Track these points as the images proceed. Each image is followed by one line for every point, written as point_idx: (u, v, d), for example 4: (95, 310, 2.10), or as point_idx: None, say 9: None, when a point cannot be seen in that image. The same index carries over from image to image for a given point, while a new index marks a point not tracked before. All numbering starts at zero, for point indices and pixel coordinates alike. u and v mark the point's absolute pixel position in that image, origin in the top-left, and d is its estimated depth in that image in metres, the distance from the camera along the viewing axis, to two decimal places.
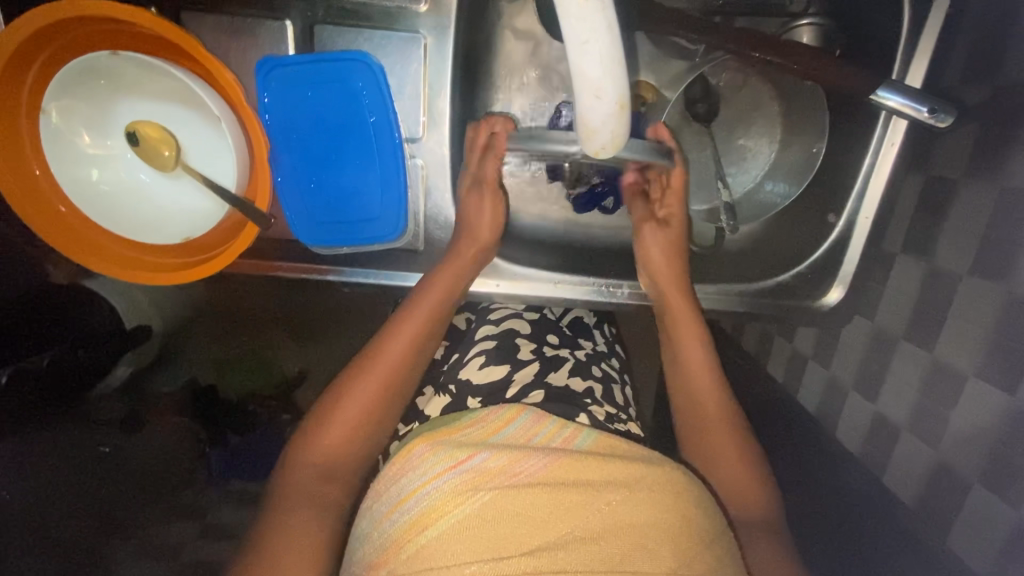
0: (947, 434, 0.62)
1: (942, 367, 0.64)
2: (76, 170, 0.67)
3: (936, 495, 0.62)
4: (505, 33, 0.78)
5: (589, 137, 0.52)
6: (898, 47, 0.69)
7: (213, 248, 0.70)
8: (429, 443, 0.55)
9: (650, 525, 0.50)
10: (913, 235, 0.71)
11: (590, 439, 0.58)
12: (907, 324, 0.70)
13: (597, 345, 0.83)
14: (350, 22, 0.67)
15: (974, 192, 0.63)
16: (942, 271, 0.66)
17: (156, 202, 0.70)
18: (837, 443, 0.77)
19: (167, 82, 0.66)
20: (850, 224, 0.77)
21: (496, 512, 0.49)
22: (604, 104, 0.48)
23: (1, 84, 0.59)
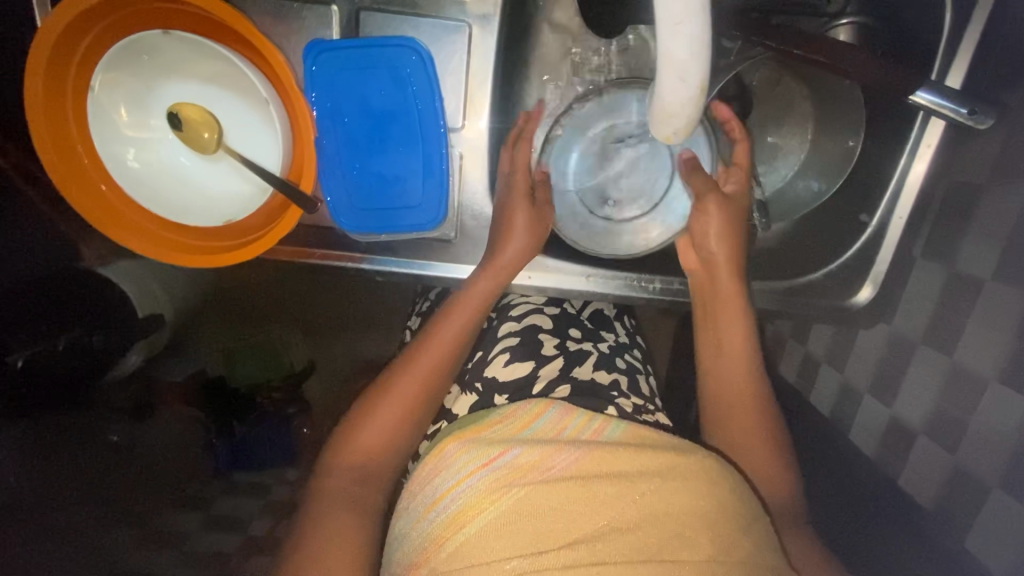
0: (966, 438, 0.62)
1: (962, 371, 0.64)
2: (117, 149, 0.66)
3: (952, 499, 0.62)
4: (543, 25, 0.74)
5: (665, 119, 0.51)
6: (937, 48, 0.69)
7: (251, 230, 0.68)
8: (460, 442, 0.56)
9: (687, 512, 0.49)
10: (936, 241, 0.71)
11: (621, 430, 0.57)
12: (926, 328, 0.70)
13: (619, 336, 0.84)
14: (396, 8, 0.67)
15: (999, 198, 0.63)
16: (964, 275, 0.66)
17: (194, 185, 0.70)
18: (851, 445, 0.77)
19: (214, 64, 0.66)
20: (881, 227, 0.76)
21: (531, 506, 0.48)
22: (687, 91, 0.47)
23: (51, 58, 0.59)
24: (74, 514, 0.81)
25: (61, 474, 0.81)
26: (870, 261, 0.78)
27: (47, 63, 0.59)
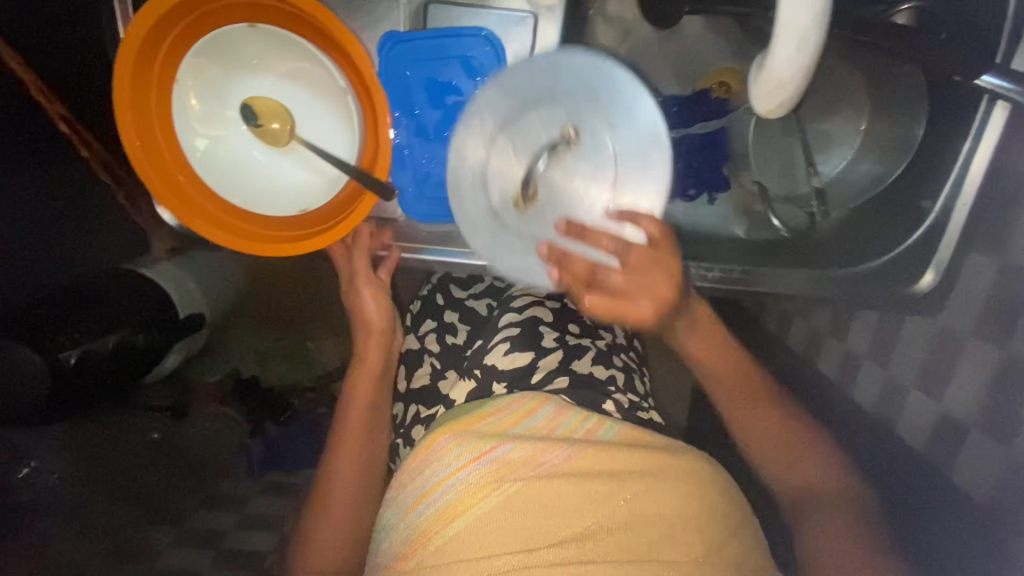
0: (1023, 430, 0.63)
1: (1015, 362, 0.65)
2: (190, 139, 0.66)
3: (1010, 487, 0.63)
4: (597, 18, 0.77)
5: (772, 94, 0.52)
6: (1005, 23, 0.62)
7: (319, 219, 0.68)
8: (452, 435, 0.60)
9: (671, 513, 0.57)
10: (987, 233, 0.69)
11: (613, 431, 0.62)
12: (975, 322, 0.69)
13: (617, 335, 0.84)
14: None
15: None
16: (1014, 267, 0.66)
17: (265, 179, 0.69)
18: (896, 438, 0.75)
19: (292, 58, 0.67)
20: (945, 215, 0.69)
21: (520, 501, 0.54)
22: (801, 58, 0.48)
23: (137, 51, 0.59)
24: (120, 515, 0.86)
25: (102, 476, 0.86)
26: (933, 249, 0.71)
27: (136, 53, 0.59)
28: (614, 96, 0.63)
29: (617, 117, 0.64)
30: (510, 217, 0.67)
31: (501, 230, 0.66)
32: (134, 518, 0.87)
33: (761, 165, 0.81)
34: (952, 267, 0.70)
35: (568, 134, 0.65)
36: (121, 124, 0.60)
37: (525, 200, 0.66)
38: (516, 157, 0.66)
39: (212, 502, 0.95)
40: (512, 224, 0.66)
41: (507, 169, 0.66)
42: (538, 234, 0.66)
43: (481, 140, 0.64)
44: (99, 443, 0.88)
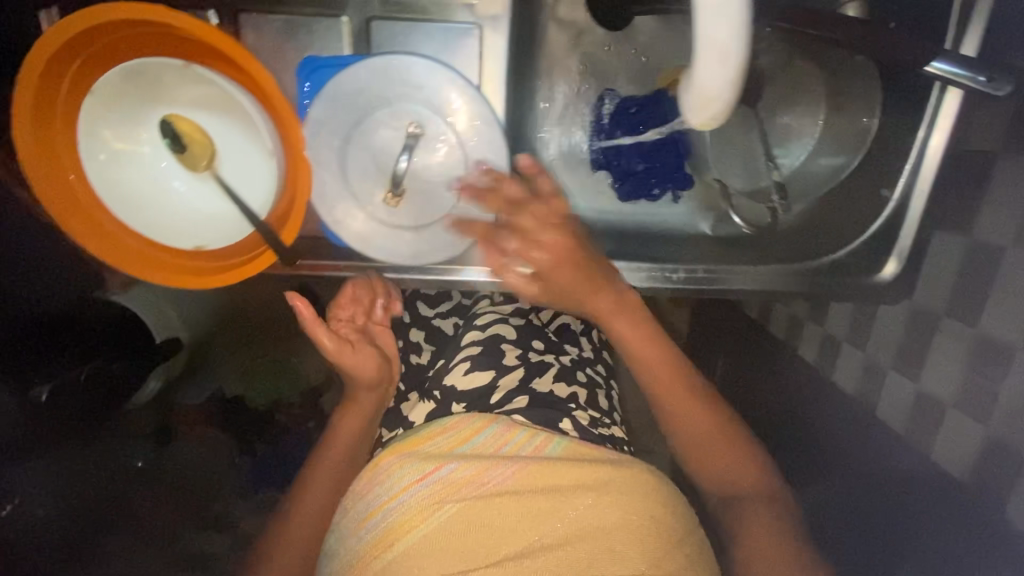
0: (996, 408, 0.62)
1: (987, 341, 0.64)
2: (108, 168, 0.64)
3: (986, 468, 0.62)
4: (550, 24, 0.79)
5: (703, 106, 0.46)
6: (950, 18, 0.65)
7: (228, 257, 0.66)
8: (397, 456, 0.58)
9: (614, 528, 0.54)
10: (953, 211, 0.69)
11: (561, 447, 0.59)
12: (947, 301, 0.69)
13: (583, 350, 0.82)
14: (405, 15, 0.67)
15: (1017, 166, 0.62)
16: (982, 245, 0.65)
17: (167, 204, 0.66)
18: (876, 421, 0.76)
19: (211, 87, 0.64)
20: (903, 202, 0.72)
21: (461, 521, 0.54)
22: (727, 70, 0.43)
23: (38, 84, 0.57)
24: (114, 544, 0.87)
25: (90, 502, 0.85)
26: (894, 236, 0.74)
27: (38, 80, 0.57)
28: (438, 86, 0.66)
29: (433, 104, 0.67)
30: (385, 216, 0.69)
31: (385, 228, 0.69)
32: (129, 546, 0.89)
33: (720, 161, 0.84)
34: (914, 253, 0.73)
35: (412, 131, 0.68)
36: (26, 162, 0.58)
37: (395, 197, 0.68)
38: (373, 164, 0.69)
39: (209, 524, 0.98)
40: (391, 220, 0.69)
41: (371, 176, 0.69)
42: (418, 222, 0.70)
43: (333, 153, 0.67)
44: (90, 476, 0.86)
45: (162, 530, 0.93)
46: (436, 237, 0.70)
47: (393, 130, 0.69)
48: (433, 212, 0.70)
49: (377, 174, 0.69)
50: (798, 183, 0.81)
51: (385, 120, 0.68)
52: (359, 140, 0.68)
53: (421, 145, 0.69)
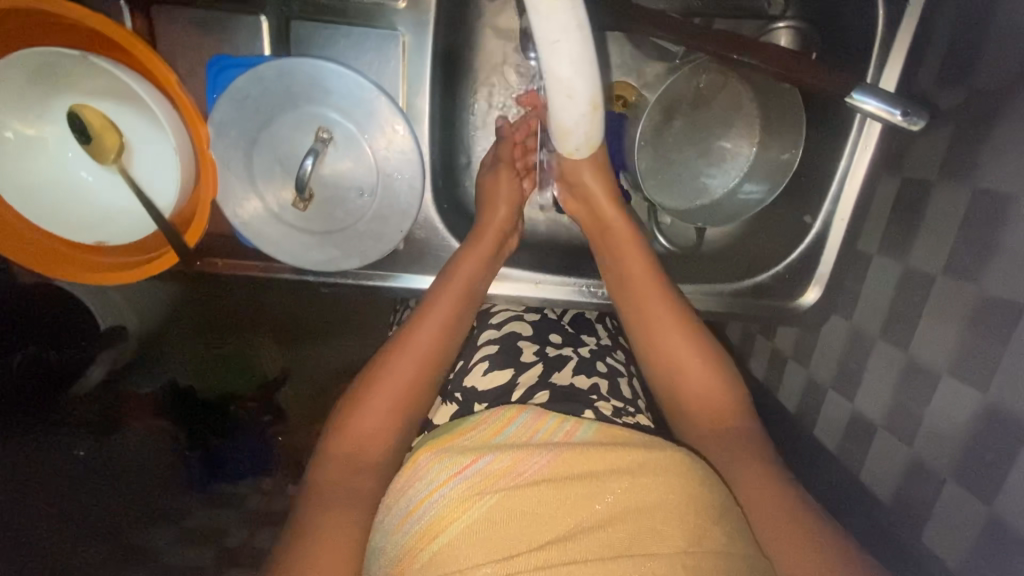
0: (920, 432, 0.63)
1: (917, 366, 0.65)
2: (13, 157, 0.62)
3: (908, 491, 0.64)
4: (487, 32, 0.73)
5: (564, 136, 0.56)
6: (873, 51, 0.68)
7: (135, 252, 0.65)
8: (433, 452, 0.48)
9: (654, 507, 0.45)
10: (892, 236, 0.71)
11: (592, 430, 0.50)
12: (882, 323, 0.71)
13: (601, 338, 0.75)
14: (328, 18, 0.65)
15: (949, 196, 0.63)
16: (916, 271, 0.66)
17: (74, 198, 0.65)
18: (815, 440, 0.79)
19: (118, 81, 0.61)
20: (824, 227, 0.78)
21: (504, 513, 0.44)
22: (577, 105, 0.51)
23: None
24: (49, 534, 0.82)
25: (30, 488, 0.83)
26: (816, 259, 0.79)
27: None
28: (346, 91, 0.64)
29: (344, 108, 0.64)
30: (297, 220, 0.67)
31: (293, 231, 0.67)
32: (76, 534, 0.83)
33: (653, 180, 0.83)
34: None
35: (321, 136, 0.65)
36: None
37: (303, 202, 0.65)
38: (279, 167, 0.66)
39: (150, 519, 0.87)
40: (303, 225, 0.67)
41: (280, 181, 0.66)
42: (328, 229, 0.67)
43: (238, 157, 0.64)
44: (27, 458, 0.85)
45: (105, 519, 0.85)
46: (346, 245, 0.67)
47: (302, 134, 0.66)
48: (342, 219, 0.67)
49: (286, 179, 0.66)
50: (722, 208, 0.78)
51: (295, 122, 0.65)
52: (266, 145, 0.65)
53: (331, 152, 0.66)
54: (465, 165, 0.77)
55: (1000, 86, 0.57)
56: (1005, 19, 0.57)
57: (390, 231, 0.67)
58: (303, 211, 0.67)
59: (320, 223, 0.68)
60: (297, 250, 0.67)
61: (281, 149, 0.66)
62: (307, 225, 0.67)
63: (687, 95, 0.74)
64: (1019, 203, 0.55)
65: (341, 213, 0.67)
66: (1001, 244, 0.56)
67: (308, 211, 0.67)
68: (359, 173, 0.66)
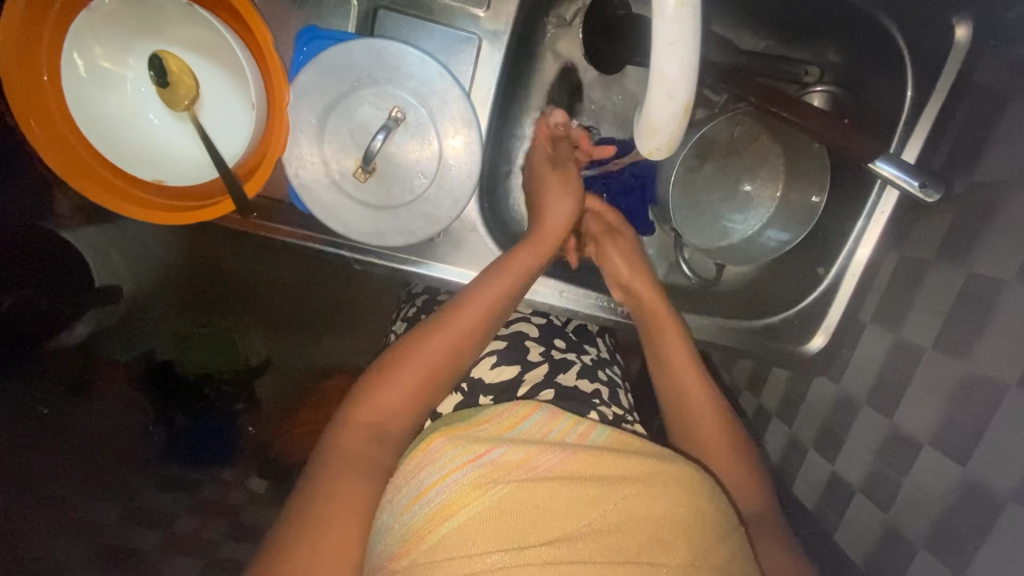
0: (897, 499, 0.65)
1: (898, 433, 0.67)
2: (85, 81, 0.60)
3: (881, 557, 0.65)
4: (547, 54, 0.77)
5: (649, 133, 0.47)
6: (898, 127, 0.73)
7: (182, 198, 0.64)
8: (448, 437, 0.52)
9: (661, 516, 0.50)
10: (886, 307, 0.73)
11: (605, 435, 0.55)
12: (869, 389, 0.73)
13: (601, 352, 0.79)
14: (413, 12, 0.66)
15: (944, 276, 0.67)
16: (907, 344, 0.69)
17: (134, 134, 0.63)
18: (793, 496, 0.80)
19: (207, 34, 0.60)
20: (837, 279, 0.79)
21: (514, 504, 0.47)
22: (674, 104, 0.44)
23: None
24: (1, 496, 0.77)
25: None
26: (823, 312, 0.80)
27: None
28: (425, 77, 0.64)
29: (421, 93, 0.64)
30: (353, 190, 0.66)
31: (349, 201, 0.66)
32: (25, 499, 0.78)
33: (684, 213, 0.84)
34: (839, 337, 0.79)
35: (394, 114, 0.64)
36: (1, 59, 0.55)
37: (364, 172, 0.64)
38: (349, 136, 0.65)
39: (101, 490, 0.84)
40: (359, 197, 0.66)
41: (347, 148, 0.65)
42: (383, 204, 0.66)
43: (311, 120, 0.64)
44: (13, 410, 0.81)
45: (54, 487, 0.81)
46: (398, 222, 0.67)
47: (376, 112, 0.65)
48: (398, 197, 0.66)
49: (354, 150, 0.65)
50: (741, 250, 0.81)
51: (371, 97, 0.65)
52: (340, 113, 0.65)
53: (403, 133, 0.65)
54: (504, 173, 0.79)
55: (1000, 181, 0.63)
56: (1011, 122, 0.63)
57: (440, 215, 0.67)
58: (361, 184, 0.66)
59: (376, 200, 0.66)
60: (346, 219, 0.66)
61: (352, 120, 0.65)
62: (362, 195, 0.66)
63: (722, 140, 0.80)
64: (1012, 290, 0.58)
65: (398, 194, 0.66)
66: (989, 326, 0.60)
67: (366, 185, 0.66)
68: (424, 159, 0.66)
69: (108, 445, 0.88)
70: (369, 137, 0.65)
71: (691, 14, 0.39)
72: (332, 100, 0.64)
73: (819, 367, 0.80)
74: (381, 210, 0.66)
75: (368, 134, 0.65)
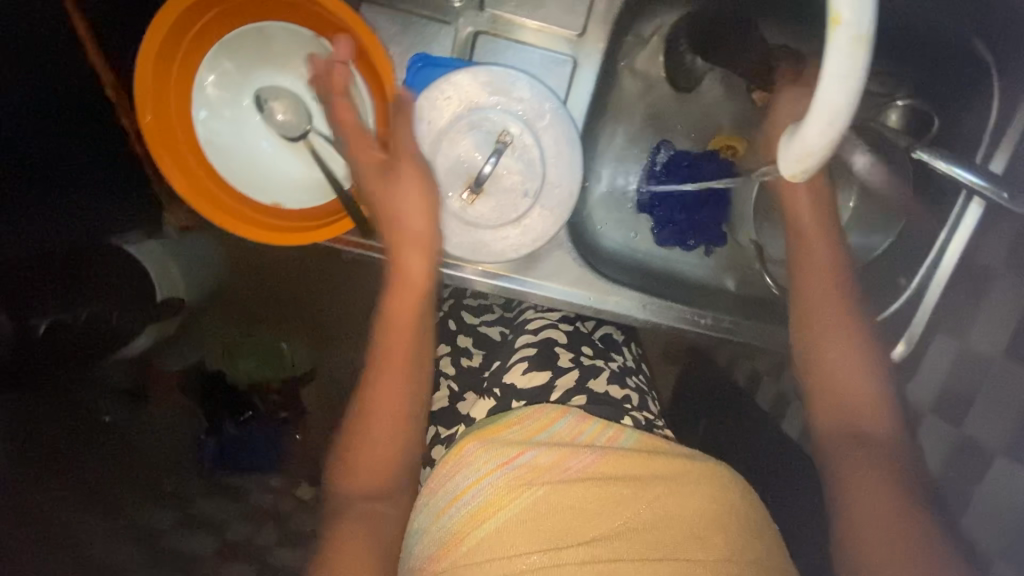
0: (970, 510, 0.64)
1: (969, 443, 0.67)
2: (204, 112, 0.64)
3: None
4: (624, 71, 0.78)
5: (798, 160, 0.45)
6: (981, 138, 0.71)
7: (295, 218, 0.64)
8: (479, 441, 0.54)
9: (694, 514, 0.50)
10: (947, 315, 0.72)
11: (634, 439, 0.56)
12: (934, 399, 0.71)
13: (627, 359, 0.78)
14: (510, 36, 0.68)
15: (1012, 285, 0.66)
16: (974, 352, 0.68)
17: (247, 158, 0.66)
18: None
19: (320, 65, 0.65)
20: (921, 291, 0.72)
21: (548, 506, 0.49)
22: (832, 132, 0.41)
23: (178, 22, 0.57)
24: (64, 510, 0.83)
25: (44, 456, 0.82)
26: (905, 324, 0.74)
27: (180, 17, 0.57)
28: (533, 102, 0.65)
29: (525, 116, 0.66)
30: (461, 212, 0.67)
31: (459, 224, 0.66)
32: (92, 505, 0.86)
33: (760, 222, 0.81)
34: (921, 341, 0.73)
35: (503, 138, 0.65)
36: (138, 91, 0.57)
37: (473, 195, 0.66)
38: (458, 161, 0.66)
39: (160, 500, 0.93)
40: (468, 219, 0.67)
41: (456, 173, 0.66)
42: (491, 224, 0.67)
43: (423, 147, 0.65)
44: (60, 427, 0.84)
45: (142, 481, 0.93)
46: (505, 241, 0.67)
47: (485, 136, 0.66)
48: (505, 217, 0.67)
49: (463, 173, 0.67)
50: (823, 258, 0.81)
51: (479, 121, 0.65)
52: (449, 137, 0.65)
53: (511, 155, 0.66)
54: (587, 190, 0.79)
55: None
56: None
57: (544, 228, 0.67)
58: (469, 207, 0.66)
59: (485, 222, 0.67)
60: (456, 241, 0.66)
61: (461, 145, 0.66)
62: (470, 217, 0.67)
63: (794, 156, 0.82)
64: None
65: (503, 213, 0.67)
66: None
67: (475, 208, 0.67)
68: (529, 179, 0.67)
69: (155, 459, 0.96)
70: (478, 159, 0.66)
71: (866, 51, 0.38)
72: (443, 125, 0.65)
73: None
74: (489, 231, 0.67)
75: (474, 158, 0.66)
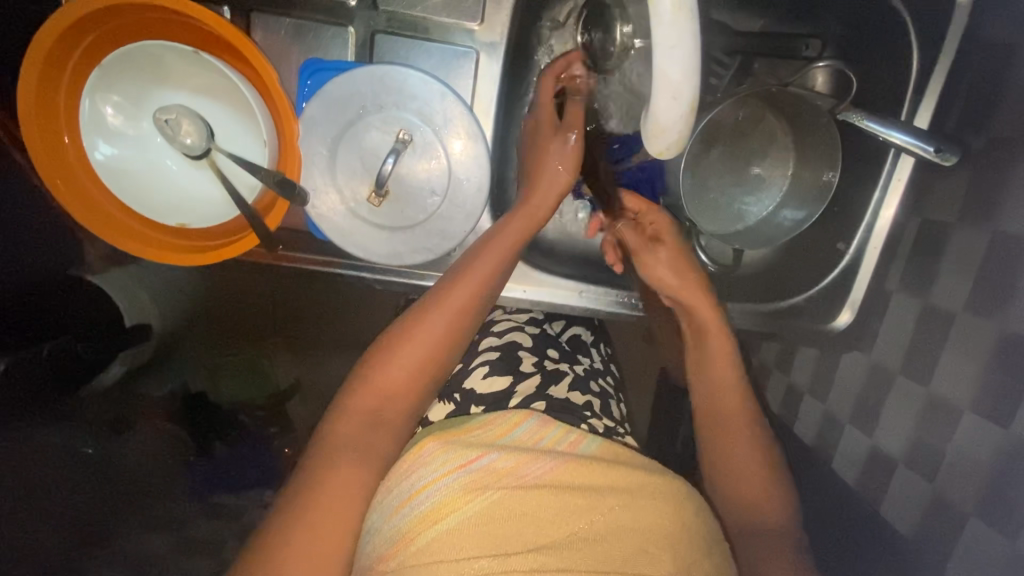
0: (942, 468, 0.63)
1: (938, 401, 0.65)
2: (101, 139, 0.62)
3: (930, 528, 0.63)
4: (543, 56, 0.75)
5: (655, 135, 0.46)
6: (908, 92, 0.71)
7: (211, 237, 0.65)
8: (439, 441, 0.53)
9: (648, 530, 0.50)
10: (912, 273, 0.72)
11: (595, 445, 0.56)
12: (903, 358, 0.72)
13: (594, 362, 0.80)
14: (410, 33, 0.67)
15: (969, 235, 0.66)
16: (938, 309, 0.68)
17: (154, 181, 0.65)
18: (833, 473, 0.77)
19: (213, 77, 0.63)
20: (858, 254, 0.78)
21: (501, 511, 0.48)
22: (680, 104, 0.43)
23: (49, 52, 0.56)
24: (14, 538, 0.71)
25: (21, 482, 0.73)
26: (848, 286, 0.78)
27: (48, 48, 0.55)
28: (429, 99, 0.65)
29: (424, 114, 0.65)
30: (367, 215, 0.67)
31: (366, 226, 0.67)
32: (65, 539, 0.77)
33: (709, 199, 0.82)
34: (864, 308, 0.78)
35: (401, 137, 0.65)
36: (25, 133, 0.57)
37: (377, 197, 0.66)
38: (359, 162, 0.67)
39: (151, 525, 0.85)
40: (376, 221, 0.67)
41: (357, 176, 0.67)
42: (398, 225, 0.68)
43: (322, 154, 0.65)
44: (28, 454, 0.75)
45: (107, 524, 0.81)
46: (416, 244, 0.68)
47: (385, 136, 0.66)
48: (412, 216, 0.67)
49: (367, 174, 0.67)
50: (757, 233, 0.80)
51: (378, 121, 0.66)
52: (351, 139, 0.66)
53: (410, 155, 0.66)
54: (514, 179, 0.79)
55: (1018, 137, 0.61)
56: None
57: (454, 230, 0.67)
58: (376, 208, 0.67)
59: (393, 222, 0.68)
60: (367, 242, 0.67)
61: (362, 146, 0.66)
62: (381, 218, 0.67)
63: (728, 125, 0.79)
64: None
65: (410, 212, 0.68)
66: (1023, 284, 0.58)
67: (381, 208, 0.67)
68: (433, 178, 0.67)
69: (142, 478, 0.88)
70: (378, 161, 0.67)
71: (688, 18, 0.40)
72: (341, 126, 0.65)
73: (850, 338, 0.79)
74: (399, 232, 0.68)
75: (377, 157, 0.67)
